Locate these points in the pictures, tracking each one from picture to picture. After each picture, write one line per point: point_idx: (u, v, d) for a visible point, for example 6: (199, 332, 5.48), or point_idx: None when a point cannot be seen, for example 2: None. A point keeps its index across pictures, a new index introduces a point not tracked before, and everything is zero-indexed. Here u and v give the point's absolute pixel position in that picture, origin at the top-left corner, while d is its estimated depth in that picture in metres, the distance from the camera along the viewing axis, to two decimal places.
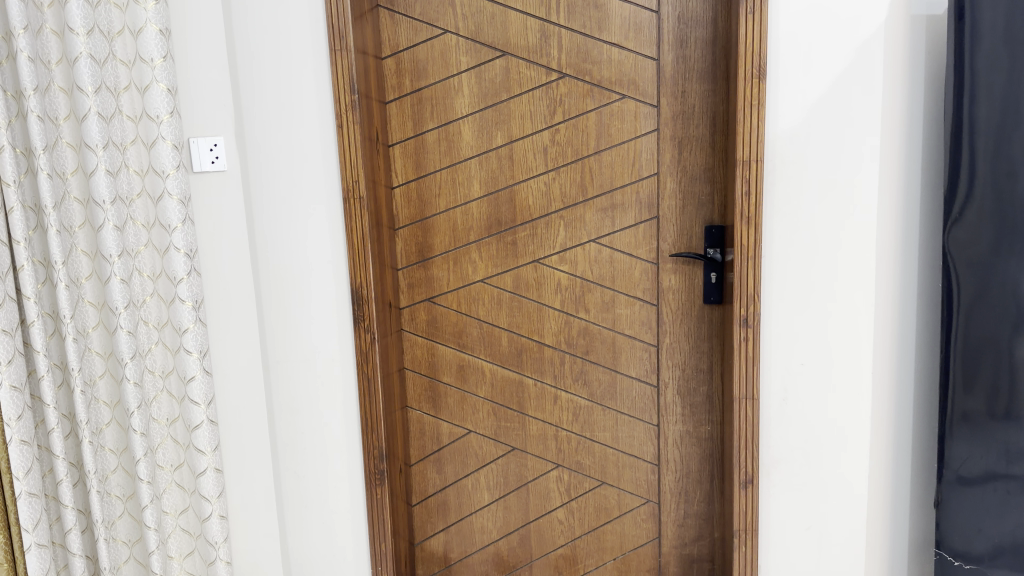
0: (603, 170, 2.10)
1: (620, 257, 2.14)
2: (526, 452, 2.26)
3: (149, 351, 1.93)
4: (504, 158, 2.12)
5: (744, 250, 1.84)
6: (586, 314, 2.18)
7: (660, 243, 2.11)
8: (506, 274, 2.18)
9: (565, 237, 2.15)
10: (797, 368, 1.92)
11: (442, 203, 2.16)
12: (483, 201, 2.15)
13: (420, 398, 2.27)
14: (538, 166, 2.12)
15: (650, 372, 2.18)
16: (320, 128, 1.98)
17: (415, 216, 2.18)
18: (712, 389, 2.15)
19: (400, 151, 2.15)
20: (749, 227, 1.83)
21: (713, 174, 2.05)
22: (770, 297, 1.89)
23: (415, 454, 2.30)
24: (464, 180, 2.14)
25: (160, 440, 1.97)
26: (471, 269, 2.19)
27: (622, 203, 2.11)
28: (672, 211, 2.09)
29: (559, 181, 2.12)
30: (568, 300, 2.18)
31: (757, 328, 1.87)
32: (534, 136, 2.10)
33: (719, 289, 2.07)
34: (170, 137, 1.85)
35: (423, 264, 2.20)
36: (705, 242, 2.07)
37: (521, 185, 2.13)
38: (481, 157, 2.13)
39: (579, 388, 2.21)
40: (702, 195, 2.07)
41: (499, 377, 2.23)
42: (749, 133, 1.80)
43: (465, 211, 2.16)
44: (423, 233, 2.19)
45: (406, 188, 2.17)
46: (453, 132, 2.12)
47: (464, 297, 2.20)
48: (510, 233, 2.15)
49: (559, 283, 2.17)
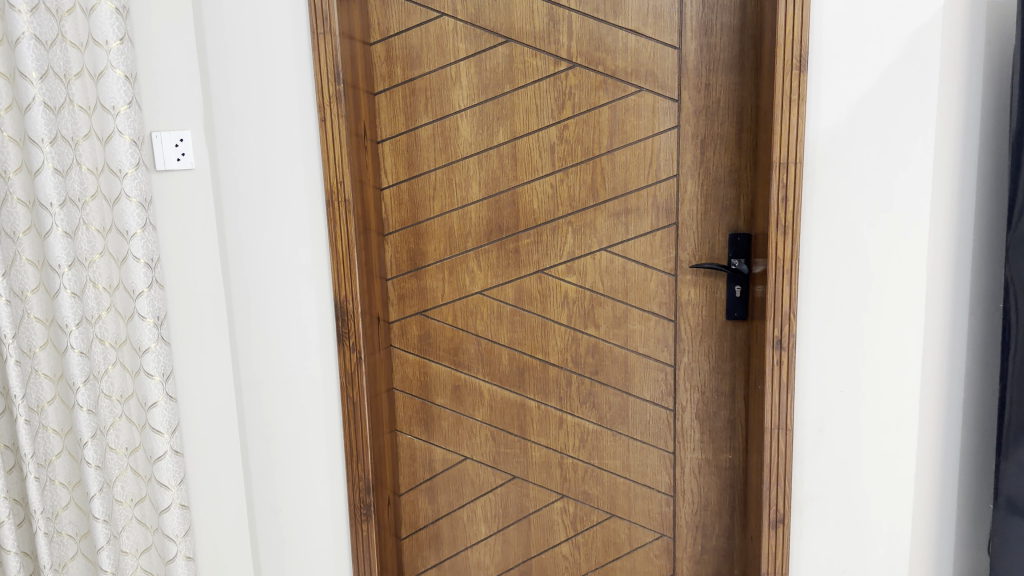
0: (617, 171, 1.89)
1: (634, 268, 1.93)
2: (527, 481, 2.05)
3: (105, 373, 1.70)
4: (506, 157, 1.91)
5: (777, 264, 1.64)
6: (594, 330, 1.97)
7: (679, 252, 1.90)
8: (507, 285, 1.97)
9: (572, 244, 1.93)
10: (835, 396, 1.72)
11: (436, 206, 1.94)
12: (483, 205, 1.93)
13: (411, 421, 2.05)
14: (544, 165, 1.90)
15: (666, 395, 1.98)
16: (300, 122, 1.75)
17: (406, 220, 1.96)
18: (735, 413, 1.96)
19: (391, 148, 1.92)
20: (785, 239, 1.63)
21: (739, 177, 1.84)
22: (805, 316, 1.69)
23: (405, 482, 2.08)
24: (461, 181, 1.92)
25: (118, 473, 1.75)
26: (468, 280, 1.97)
27: (638, 208, 1.90)
28: (693, 217, 1.88)
29: (568, 182, 1.91)
30: (576, 314, 1.96)
31: (792, 352, 1.67)
32: (540, 133, 1.89)
33: (744, 304, 1.88)
34: (128, 132, 1.63)
35: (415, 273, 1.98)
36: (729, 252, 1.87)
37: (525, 187, 1.92)
38: (480, 155, 1.91)
39: (586, 411, 2.00)
40: (726, 200, 1.86)
41: (498, 399, 2.02)
42: (784, 133, 1.60)
43: (462, 215, 1.94)
44: (415, 240, 1.96)
45: (396, 189, 1.95)
46: (449, 128, 1.90)
47: (460, 311, 1.99)
48: (512, 240, 1.94)
49: (566, 295, 1.96)
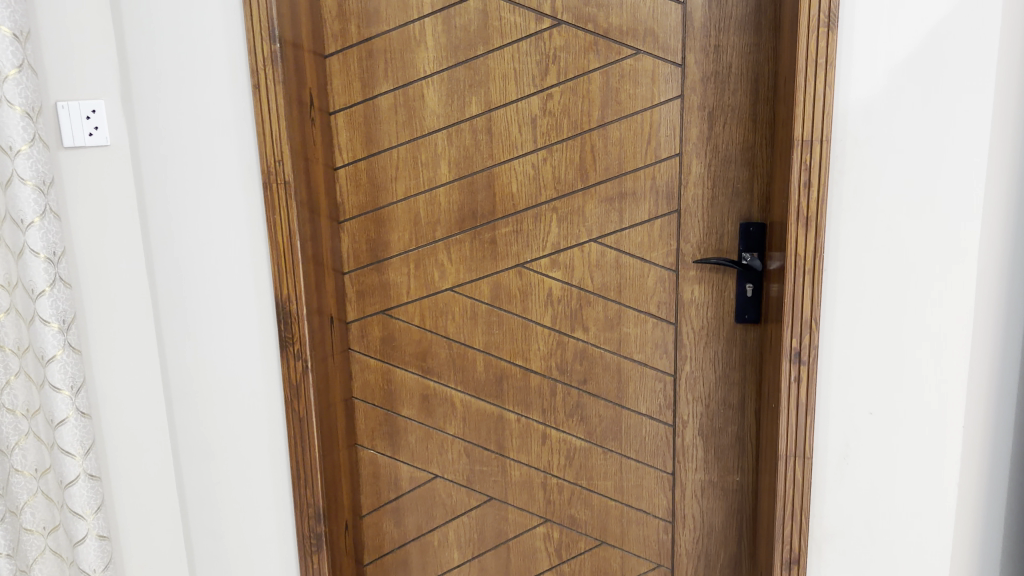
0: (609, 149, 1.61)
1: (629, 262, 1.66)
2: (505, 503, 1.80)
3: (6, 384, 1.41)
4: (480, 132, 1.63)
5: (798, 263, 1.37)
6: (583, 333, 1.70)
7: (681, 244, 1.63)
8: (482, 280, 1.70)
9: (557, 234, 1.66)
10: (864, 419, 1.45)
11: (400, 189, 1.67)
12: (453, 188, 1.66)
13: (374, 435, 1.79)
14: (524, 141, 1.63)
15: (665, 408, 1.71)
16: (230, 89, 1.49)
17: (365, 205, 1.69)
18: (743, 429, 1.70)
19: (346, 120, 1.65)
20: (808, 233, 1.36)
21: (753, 156, 1.57)
22: (830, 324, 1.42)
23: (368, 503, 1.83)
24: (428, 159, 1.65)
25: (26, 498, 1.47)
26: (437, 274, 1.70)
27: (634, 192, 1.62)
28: (698, 203, 1.61)
29: (553, 162, 1.63)
30: (562, 315, 1.70)
31: (814, 366, 1.41)
32: (519, 103, 1.61)
33: (757, 306, 1.62)
34: (18, 102, 1.35)
35: (377, 267, 1.71)
36: (740, 245, 1.61)
37: (503, 167, 1.64)
38: (450, 130, 1.63)
39: (574, 426, 1.75)
40: (738, 183, 1.59)
41: (473, 411, 1.76)
42: (807, 104, 1.32)
43: (429, 200, 1.67)
44: (375, 228, 1.69)
45: (353, 168, 1.67)
46: (412, 97, 1.62)
47: (428, 310, 1.72)
48: (487, 229, 1.67)
49: (550, 293, 1.69)
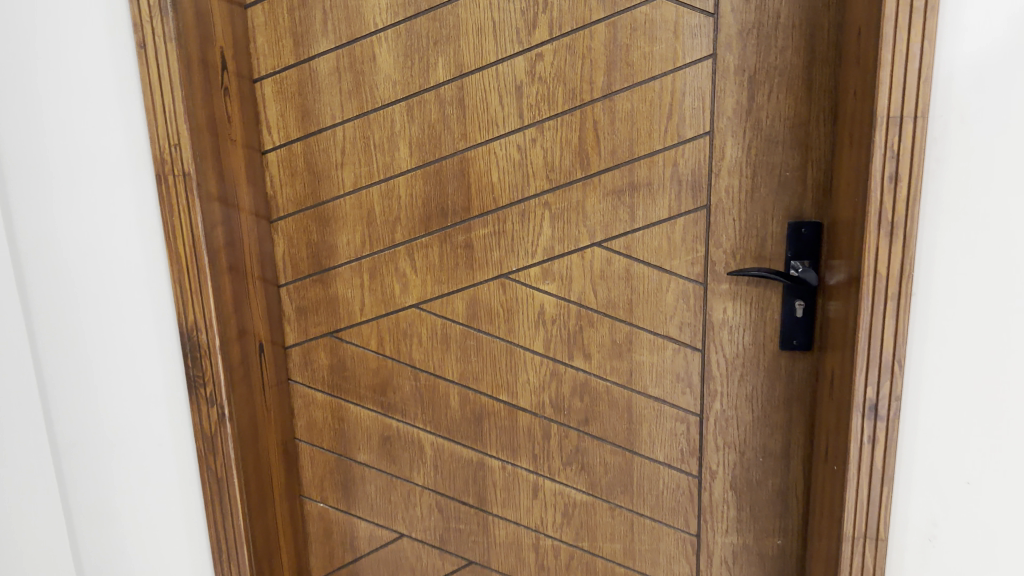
0: (617, 125, 1.23)
1: (642, 272, 1.29)
2: (487, 568, 1.45)
3: None
4: (449, 104, 1.25)
5: (878, 287, 1.00)
6: (583, 361, 1.34)
7: (711, 249, 1.26)
8: (456, 295, 1.33)
9: (550, 236, 1.29)
10: (959, 491, 1.08)
11: (347, 179, 1.29)
12: (416, 177, 1.28)
13: (324, 485, 1.44)
14: (507, 116, 1.25)
15: (688, 456, 1.35)
16: (113, 50, 1.12)
17: (303, 200, 1.31)
18: (787, 483, 1.34)
19: (276, 90, 1.27)
20: (894, 245, 0.99)
21: (807, 136, 1.20)
22: (918, 366, 1.05)
23: (319, 565, 1.49)
24: (382, 141, 1.27)
25: None
26: (398, 287, 1.33)
27: (650, 182, 1.25)
28: (734, 197, 1.24)
29: (544, 143, 1.25)
30: (557, 338, 1.33)
31: (893, 423, 1.05)
32: (499, 65, 1.22)
33: (808, 328, 1.26)
34: None
35: (321, 278, 1.34)
36: (788, 251, 1.24)
37: (479, 151, 1.26)
38: (410, 102, 1.25)
39: (573, 476, 1.39)
40: (787, 171, 1.22)
41: (446, 457, 1.40)
42: (896, 66, 0.94)
43: (386, 193, 1.29)
44: (318, 228, 1.32)
45: (287, 152, 1.29)
46: (360, 58, 1.24)
47: (386, 333, 1.35)
48: (461, 230, 1.30)
49: (542, 311, 1.32)
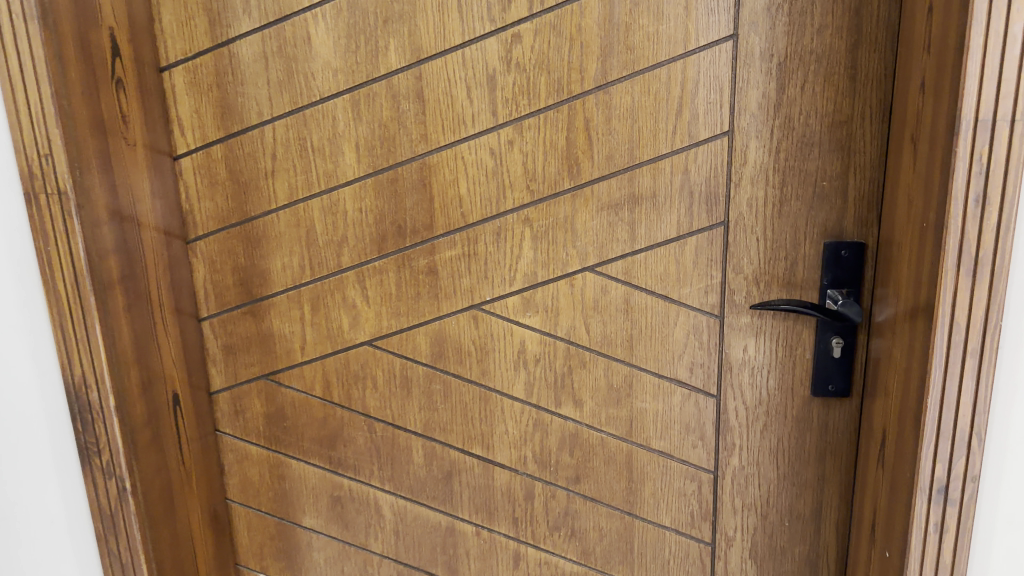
0: (614, 124, 0.99)
1: (644, 303, 1.06)
2: None
3: None
4: (404, 98, 1.00)
5: (955, 340, 0.77)
6: (573, 409, 1.10)
7: (729, 275, 1.03)
8: (418, 330, 1.09)
9: (532, 259, 1.05)
10: None
11: (281, 190, 1.04)
12: (365, 188, 1.03)
13: (265, 553, 1.21)
14: (477, 113, 1.00)
15: (699, 520, 1.13)
16: None
17: (228, 216, 1.06)
18: (817, 550, 1.12)
19: (189, 81, 1.02)
20: (977, 286, 0.75)
21: (849, 136, 0.97)
22: (1003, 437, 0.81)
23: None
24: (322, 144, 1.02)
25: None
26: (346, 321, 1.09)
27: (655, 194, 1.01)
28: (758, 212, 1.00)
29: (523, 146, 1.01)
30: (542, 382, 1.10)
31: (967, 509, 0.82)
32: (466, 49, 0.98)
33: (848, 372, 1.04)
34: None
35: (252, 310, 1.10)
36: (824, 278, 1.02)
37: (444, 155, 1.02)
38: (356, 94, 1.00)
39: (562, 543, 1.16)
40: (824, 180, 0.98)
41: (409, 522, 1.17)
42: (990, 49, 0.69)
43: (328, 207, 1.04)
44: (246, 251, 1.07)
45: (206, 157, 1.05)
46: (292, 41, 0.99)
47: (332, 376, 1.11)
48: (423, 253, 1.05)
49: (523, 349, 1.08)
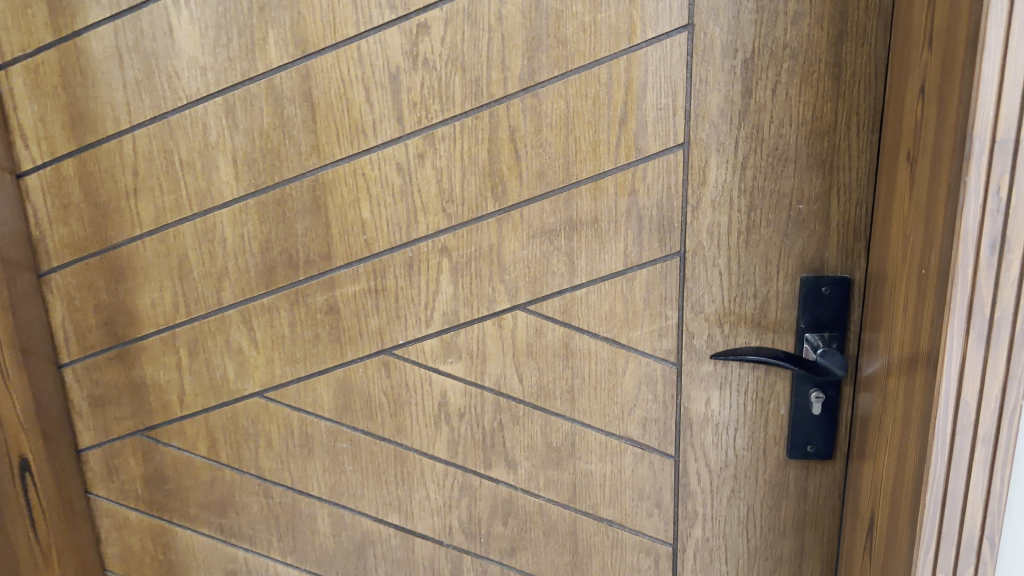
0: (545, 134, 0.81)
1: (587, 347, 0.88)
2: None
3: None
4: (289, 102, 0.81)
5: (961, 424, 0.59)
6: (506, 472, 0.92)
7: (687, 316, 0.86)
8: (318, 380, 0.90)
9: (453, 297, 0.87)
10: None
11: (147, 213, 0.87)
12: (247, 211, 0.85)
13: None
14: (378, 119, 0.81)
15: None
16: None
17: (86, 244, 0.89)
18: None
19: (31, 83, 0.84)
20: (993, 356, 0.57)
21: (832, 149, 0.79)
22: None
23: None
24: (193, 157, 0.84)
25: None
26: (232, 368, 0.91)
27: (596, 219, 0.84)
28: (721, 241, 0.83)
29: (437, 160, 0.82)
30: (468, 441, 0.91)
31: None
32: (361, 42, 0.79)
33: (830, 431, 0.87)
34: None
35: (120, 355, 0.92)
36: (802, 321, 0.84)
37: (340, 172, 0.83)
38: (231, 98, 0.82)
39: None
40: (801, 202, 0.81)
41: None
42: (1013, 44, 0.51)
43: (202, 232, 0.86)
44: (110, 285, 0.90)
45: (57, 174, 0.86)
46: (150, 33, 0.81)
47: (218, 433, 0.94)
48: (320, 288, 0.87)
49: (444, 402, 0.90)
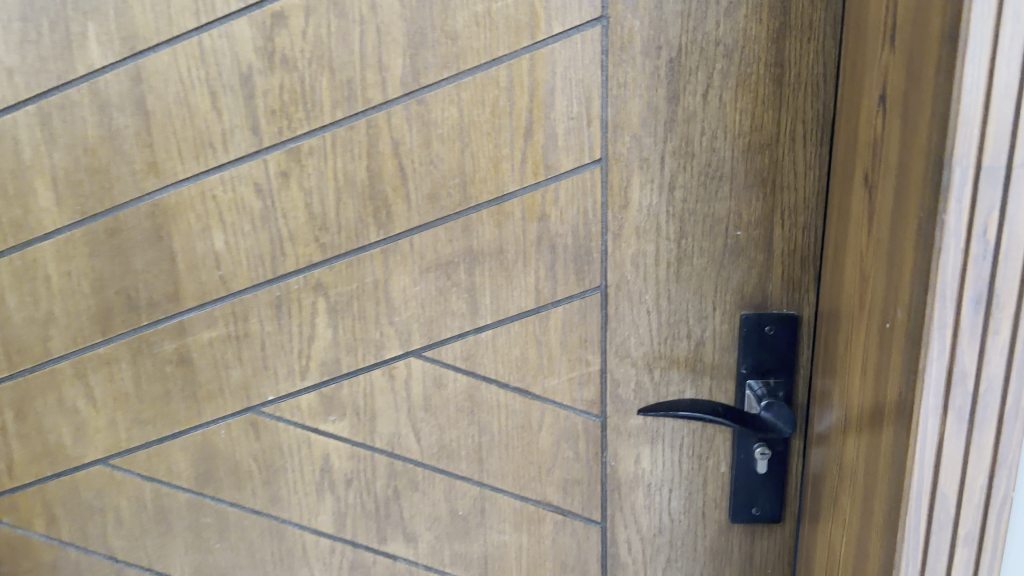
0: (436, 148, 0.67)
1: (496, 400, 0.74)
2: None
3: None
4: (119, 110, 0.66)
5: (939, 520, 0.46)
6: (405, 546, 0.78)
7: (611, 361, 0.73)
8: (172, 445, 0.76)
9: (333, 343, 0.72)
10: None
11: None
12: (74, 243, 0.70)
13: None
14: (230, 131, 0.66)
15: None
16: None
17: None
18: None
19: None
20: (977, 438, 0.45)
21: (773, 165, 0.66)
22: None
23: None
24: (3, 179, 0.68)
25: None
26: (69, 431, 0.76)
27: (501, 249, 0.70)
28: (647, 274, 0.70)
29: (304, 180, 0.67)
30: (358, 511, 0.77)
31: None
32: (204, 36, 0.64)
33: (778, 490, 0.75)
34: None
35: None
36: (743, 366, 0.72)
37: (187, 197, 0.68)
38: (46, 106, 0.66)
39: None
40: (739, 229, 0.68)
41: None
42: (1003, 42, 0.38)
43: (22, 270, 0.71)
44: None
45: None
46: None
47: (57, 508, 0.78)
48: (170, 337, 0.72)
49: (327, 467, 0.75)
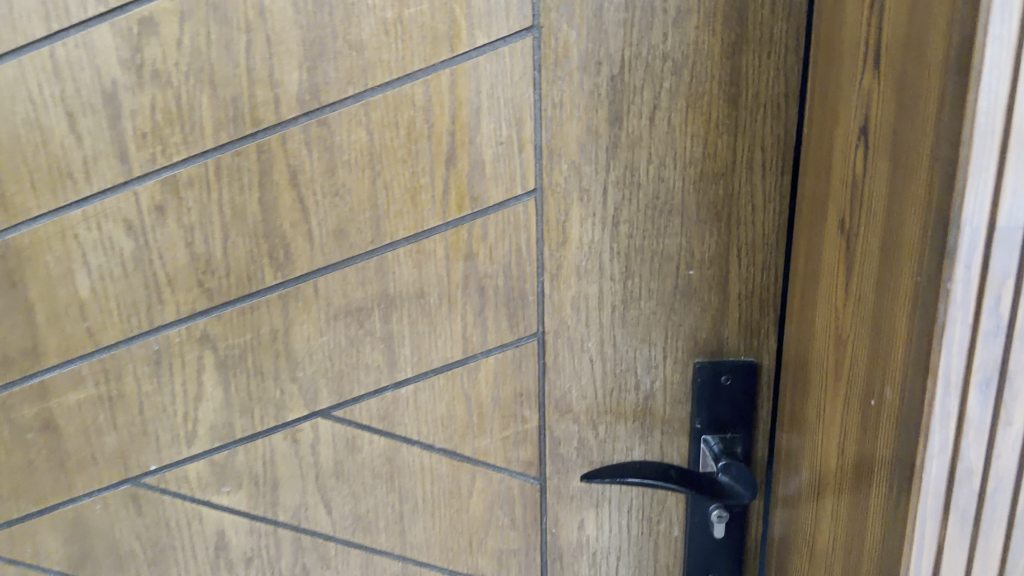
0: (341, 177, 0.57)
1: (417, 464, 0.64)
2: None
3: None
4: None
5: None
6: None
7: (550, 417, 0.64)
8: (38, 522, 0.64)
9: (223, 405, 0.61)
10: None
11: None
12: None
13: None
14: (92, 158, 0.55)
15: None
16: None
17: None
18: None
19: None
20: (990, 547, 0.37)
21: (729, 197, 0.58)
22: None
23: None
24: None
25: None
26: None
27: (421, 293, 0.60)
28: (589, 318, 0.61)
29: (185, 216, 0.57)
30: None
31: None
32: (54, 45, 0.53)
33: (736, 557, 0.67)
34: None
35: None
36: (697, 420, 0.64)
37: (43, 235, 0.57)
38: None
39: None
40: (692, 268, 0.60)
41: None
42: None
43: None
44: None
45: None
46: None
47: None
48: (29, 399, 0.61)
49: (222, 542, 0.66)
